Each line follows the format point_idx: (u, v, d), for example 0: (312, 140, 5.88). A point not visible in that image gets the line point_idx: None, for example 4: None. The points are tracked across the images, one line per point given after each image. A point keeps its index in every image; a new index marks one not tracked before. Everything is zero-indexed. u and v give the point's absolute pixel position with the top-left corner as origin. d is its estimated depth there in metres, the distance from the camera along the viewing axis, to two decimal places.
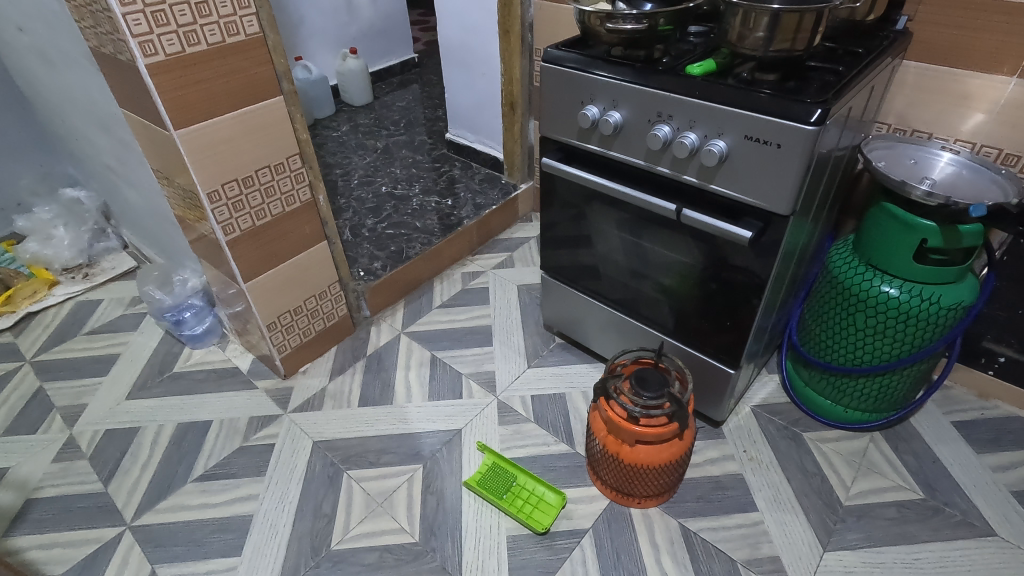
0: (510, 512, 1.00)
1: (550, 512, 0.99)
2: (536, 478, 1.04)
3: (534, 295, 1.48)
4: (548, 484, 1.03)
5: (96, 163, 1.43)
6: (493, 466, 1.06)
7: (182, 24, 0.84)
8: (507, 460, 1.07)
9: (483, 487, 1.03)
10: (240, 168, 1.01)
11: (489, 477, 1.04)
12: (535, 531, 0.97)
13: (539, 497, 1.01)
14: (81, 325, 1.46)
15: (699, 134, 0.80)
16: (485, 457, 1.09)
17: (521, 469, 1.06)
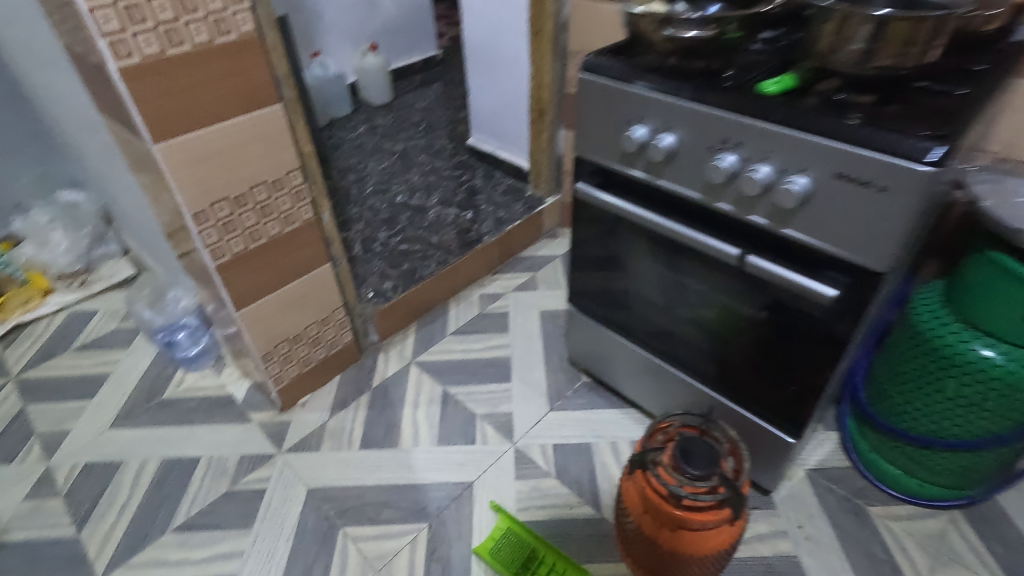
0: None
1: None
2: (555, 550, 0.91)
3: (558, 324, 1.35)
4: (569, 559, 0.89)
5: (91, 166, 1.33)
6: (505, 531, 0.93)
7: (163, 22, 0.72)
8: (521, 525, 0.94)
9: (494, 560, 0.90)
10: (232, 184, 0.89)
11: (501, 547, 0.91)
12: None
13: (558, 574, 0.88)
14: (72, 339, 1.36)
15: (775, 166, 0.65)
16: (496, 520, 0.95)
17: (537, 538, 0.92)
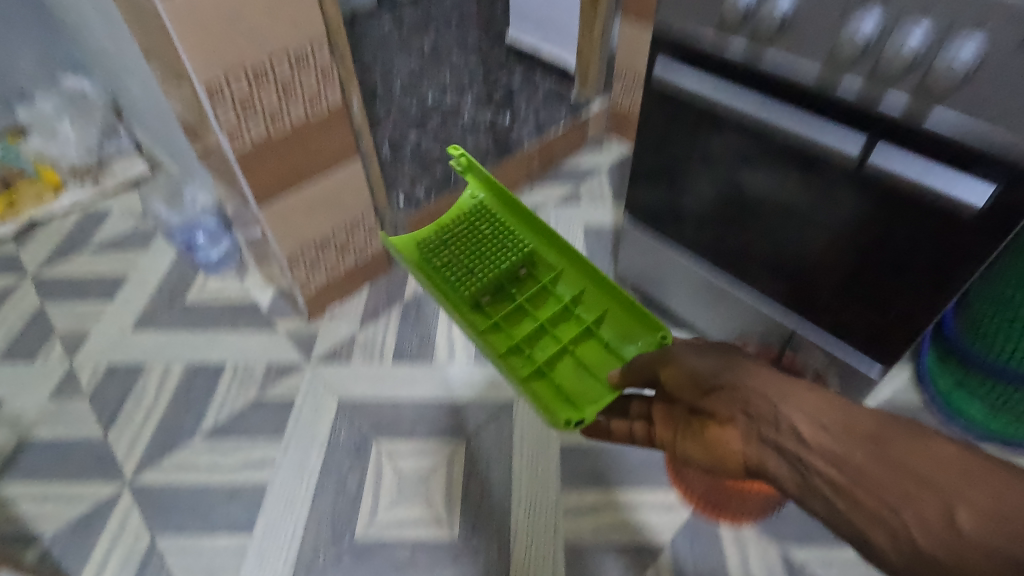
0: (484, 277, 0.90)
1: (607, 362, 0.82)
2: (551, 237, 0.94)
3: (604, 240, 1.24)
4: (598, 305, 0.89)
5: (97, 49, 1.20)
6: (479, 215, 1.00)
7: None
8: (512, 219, 0.99)
9: (451, 240, 0.96)
10: (251, 57, 0.75)
11: (464, 231, 0.97)
12: (571, 413, 0.74)
13: (573, 322, 0.88)
14: (88, 239, 1.29)
15: (932, 27, 0.50)
16: (472, 198, 1.02)
17: (523, 220, 0.97)
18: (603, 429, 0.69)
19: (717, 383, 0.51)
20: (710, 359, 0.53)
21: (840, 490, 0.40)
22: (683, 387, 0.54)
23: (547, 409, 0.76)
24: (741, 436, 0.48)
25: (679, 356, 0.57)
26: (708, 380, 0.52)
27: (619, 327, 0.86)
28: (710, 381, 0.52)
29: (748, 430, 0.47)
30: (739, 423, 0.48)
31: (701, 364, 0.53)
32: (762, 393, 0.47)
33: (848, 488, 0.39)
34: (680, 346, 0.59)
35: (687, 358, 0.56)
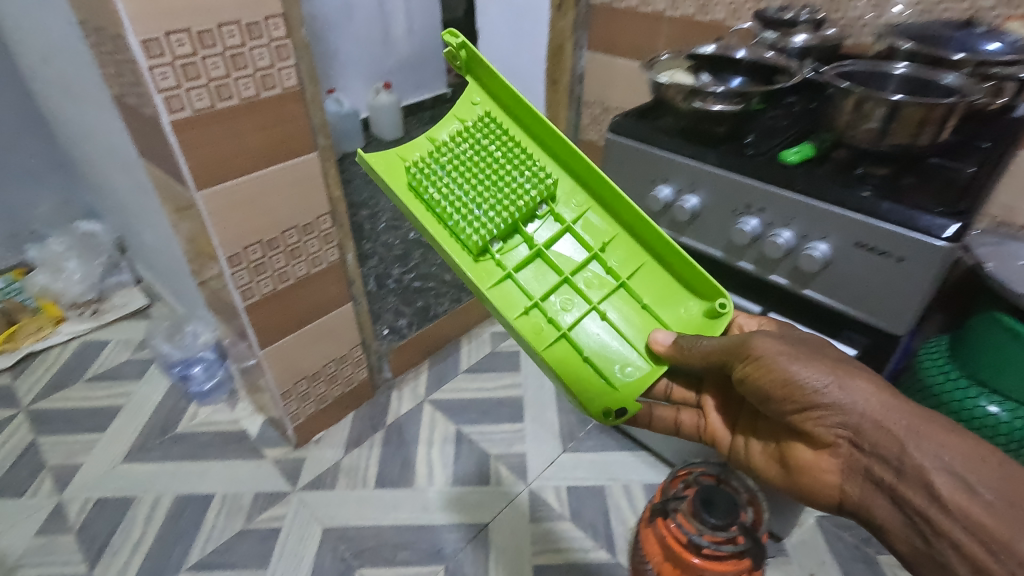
0: (497, 216, 0.66)
1: (638, 326, 0.67)
2: (574, 160, 0.66)
3: None
4: (637, 250, 0.69)
5: (116, 201, 1.35)
6: (484, 125, 0.69)
7: (214, 77, 0.76)
8: (527, 138, 0.70)
9: (447, 157, 0.68)
10: (266, 229, 0.93)
11: (466, 150, 0.68)
12: (604, 394, 0.63)
13: (601, 270, 0.69)
14: (84, 370, 1.36)
15: (795, 232, 0.69)
16: (475, 106, 0.71)
17: (550, 137, 0.66)
18: (643, 416, 0.74)
19: (830, 399, 0.53)
20: (823, 366, 0.54)
21: (922, 514, 0.47)
22: (789, 394, 0.55)
23: (576, 387, 0.63)
24: (841, 464, 0.54)
25: (779, 351, 0.56)
26: (810, 403, 0.54)
27: (660, 291, 0.68)
28: (817, 405, 0.54)
29: (851, 459, 0.53)
30: (848, 454, 0.53)
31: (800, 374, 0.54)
32: (884, 444, 0.50)
33: (924, 512, 0.47)
34: (766, 336, 0.57)
35: (788, 351, 0.55)
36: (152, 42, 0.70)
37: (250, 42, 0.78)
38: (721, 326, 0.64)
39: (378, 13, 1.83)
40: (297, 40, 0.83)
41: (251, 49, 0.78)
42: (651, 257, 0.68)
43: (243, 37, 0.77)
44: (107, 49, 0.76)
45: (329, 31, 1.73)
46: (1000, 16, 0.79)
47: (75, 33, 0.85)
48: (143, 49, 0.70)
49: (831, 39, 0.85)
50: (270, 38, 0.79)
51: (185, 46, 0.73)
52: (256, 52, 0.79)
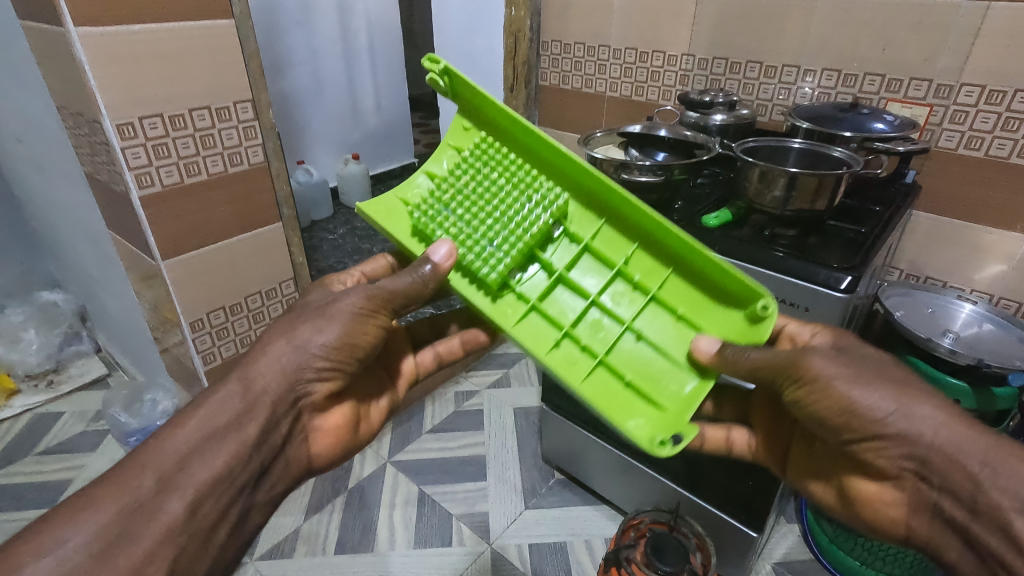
0: (510, 245, 0.58)
1: (675, 340, 0.58)
2: (584, 175, 0.57)
3: (532, 420, 1.40)
4: (666, 257, 0.59)
5: (80, 271, 1.37)
6: (481, 152, 0.61)
7: (184, 156, 0.82)
8: (528, 155, 0.61)
9: (449, 194, 0.61)
10: (229, 296, 0.97)
11: (467, 181, 0.61)
12: (649, 420, 0.54)
13: (628, 285, 0.60)
14: (35, 443, 1.32)
15: None
16: (469, 130, 0.63)
17: (550, 151, 0.57)
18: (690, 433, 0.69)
19: (893, 429, 0.47)
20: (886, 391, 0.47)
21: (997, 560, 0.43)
22: (847, 423, 0.49)
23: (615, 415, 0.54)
24: (906, 498, 0.49)
25: (834, 370, 0.49)
26: (870, 433, 0.48)
27: (697, 301, 0.58)
28: (878, 436, 0.48)
29: (919, 493, 0.48)
30: (915, 487, 0.48)
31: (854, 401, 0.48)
32: (955, 481, 0.44)
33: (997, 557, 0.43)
34: (815, 355, 0.50)
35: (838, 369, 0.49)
36: (125, 126, 0.75)
37: (219, 124, 0.84)
38: (767, 330, 0.53)
39: (348, 92, 1.95)
40: (264, 122, 0.90)
41: (219, 130, 0.85)
42: (683, 265, 0.58)
43: (214, 120, 0.84)
44: (82, 131, 0.81)
45: (300, 108, 1.83)
46: (881, 98, 0.94)
47: (51, 115, 0.90)
48: (116, 132, 0.75)
49: (745, 118, 0.97)
50: (239, 120, 0.86)
51: (158, 129, 0.79)
52: (224, 133, 0.85)
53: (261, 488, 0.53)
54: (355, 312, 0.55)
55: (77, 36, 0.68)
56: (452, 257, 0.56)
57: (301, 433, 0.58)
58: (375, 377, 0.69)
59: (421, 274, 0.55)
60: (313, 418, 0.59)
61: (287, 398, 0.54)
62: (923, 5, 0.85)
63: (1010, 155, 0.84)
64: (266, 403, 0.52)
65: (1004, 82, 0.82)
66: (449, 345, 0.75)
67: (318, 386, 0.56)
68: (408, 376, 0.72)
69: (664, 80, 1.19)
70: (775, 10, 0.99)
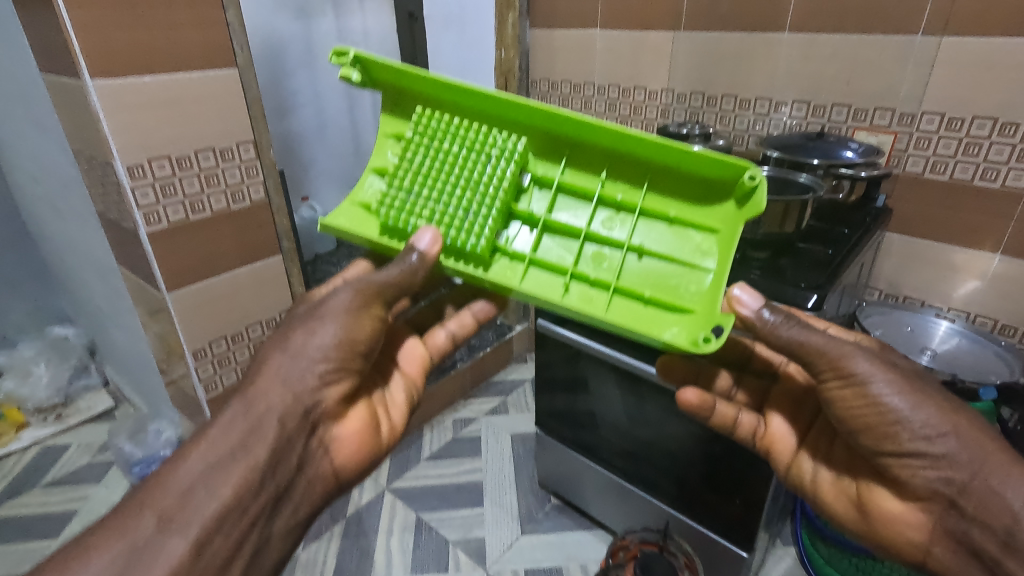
0: (484, 208, 0.62)
1: (677, 243, 0.60)
2: (528, 114, 0.60)
3: (529, 445, 1.42)
4: (636, 167, 0.61)
5: (90, 306, 1.42)
6: (426, 128, 0.66)
7: (190, 195, 0.88)
8: (473, 119, 0.65)
9: (406, 177, 0.65)
10: (231, 326, 1.01)
11: (423, 158, 0.65)
12: (684, 324, 0.56)
13: (612, 208, 0.62)
14: (42, 475, 1.34)
15: None
16: (411, 117, 0.69)
17: (488, 105, 0.62)
18: (711, 411, 0.66)
19: (934, 450, 0.50)
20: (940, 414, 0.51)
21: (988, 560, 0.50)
22: (892, 435, 0.51)
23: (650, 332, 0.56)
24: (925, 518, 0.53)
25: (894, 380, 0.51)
26: (910, 449, 0.51)
27: (676, 195, 0.59)
28: (917, 453, 0.51)
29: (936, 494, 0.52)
30: (943, 511, 0.52)
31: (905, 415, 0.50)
32: (995, 514, 0.48)
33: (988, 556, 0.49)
34: (869, 361, 0.51)
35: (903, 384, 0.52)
36: (136, 168, 0.81)
37: (223, 164, 0.90)
38: (760, 201, 0.51)
39: (350, 131, 2.04)
40: (265, 161, 0.96)
41: (223, 170, 0.90)
42: (652, 170, 0.60)
43: (218, 160, 0.89)
44: (96, 174, 0.87)
45: (304, 146, 1.91)
46: (848, 127, 0.99)
47: (67, 159, 0.97)
48: (128, 173, 0.81)
49: (721, 147, 1.01)
50: (242, 159, 0.92)
51: (166, 170, 0.84)
52: (228, 173, 0.91)
53: (291, 490, 0.56)
54: (349, 309, 0.59)
55: (94, 87, 0.74)
56: (439, 241, 0.60)
57: (320, 448, 0.59)
58: (386, 368, 0.72)
59: (403, 266, 0.59)
60: (333, 429, 0.61)
61: (299, 411, 0.56)
62: (881, 40, 0.90)
63: (973, 178, 0.88)
64: (272, 421, 0.55)
65: (962, 110, 0.86)
66: (462, 322, 0.79)
67: (330, 392, 0.59)
68: (422, 357, 0.75)
69: (646, 113, 1.25)
70: (745, 47, 1.05)
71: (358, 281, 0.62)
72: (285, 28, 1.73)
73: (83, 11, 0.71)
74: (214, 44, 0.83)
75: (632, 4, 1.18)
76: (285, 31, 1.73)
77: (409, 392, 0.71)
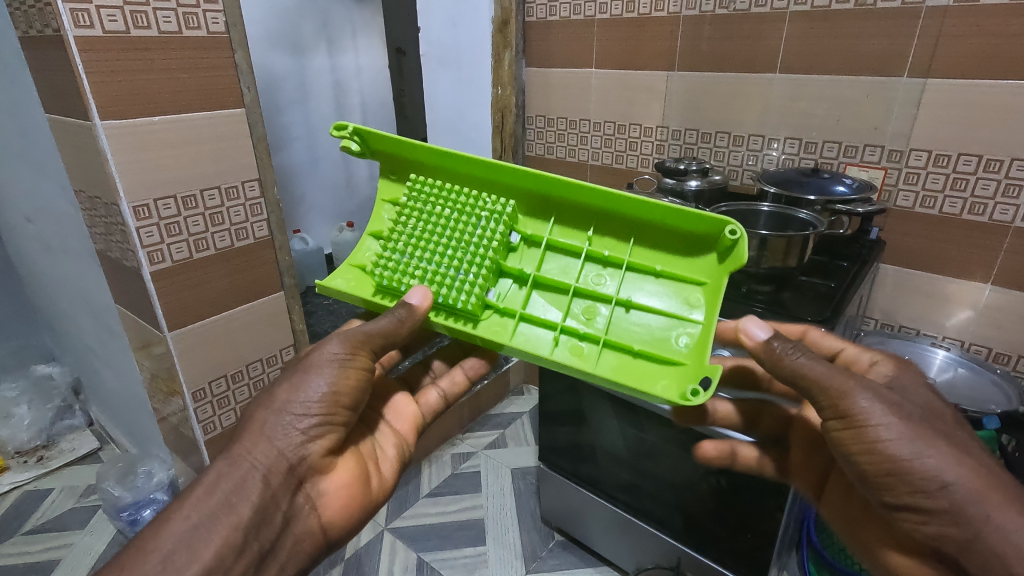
0: (474, 266, 0.62)
1: (664, 297, 0.61)
2: (515, 177, 0.62)
3: (529, 480, 1.40)
4: (622, 224, 0.62)
5: (79, 344, 1.39)
6: (419, 194, 0.67)
7: (194, 233, 0.87)
8: (463, 183, 0.67)
9: (399, 241, 0.66)
10: (230, 364, 0.99)
11: (415, 223, 0.66)
12: (673, 378, 0.56)
13: (601, 262, 0.63)
14: (22, 523, 1.29)
15: None
16: (404, 184, 0.71)
17: (478, 169, 0.64)
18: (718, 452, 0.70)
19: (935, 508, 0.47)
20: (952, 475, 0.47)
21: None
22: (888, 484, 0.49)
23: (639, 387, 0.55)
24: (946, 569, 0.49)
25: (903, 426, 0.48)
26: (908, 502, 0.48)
27: (662, 251, 0.61)
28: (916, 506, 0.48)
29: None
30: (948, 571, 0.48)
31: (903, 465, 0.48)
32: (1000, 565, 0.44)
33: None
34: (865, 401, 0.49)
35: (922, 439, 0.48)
36: (142, 208, 0.80)
37: (228, 202, 0.90)
38: (742, 253, 0.53)
39: (343, 164, 2.05)
40: (269, 199, 0.96)
41: (228, 208, 0.90)
42: (638, 226, 0.61)
43: (223, 198, 0.89)
44: (98, 214, 0.86)
45: (297, 180, 1.91)
46: (840, 163, 1.02)
47: (67, 198, 0.96)
48: (133, 213, 0.80)
49: (718, 183, 1.04)
50: (246, 198, 0.92)
51: (171, 210, 0.84)
52: (233, 211, 0.91)
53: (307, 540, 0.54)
54: (334, 360, 0.57)
55: (103, 127, 0.74)
56: (429, 297, 0.61)
57: (307, 503, 0.56)
58: (378, 424, 0.69)
59: (398, 318, 0.58)
60: (320, 484, 0.57)
61: (282, 466, 0.53)
62: (867, 81, 0.95)
63: (961, 212, 0.92)
64: (258, 477, 0.52)
65: (948, 147, 0.90)
66: (455, 379, 0.77)
67: (314, 447, 0.56)
68: (414, 414, 0.73)
69: (641, 149, 1.28)
70: (737, 87, 1.09)
71: (347, 330, 0.60)
72: (281, 65, 1.75)
73: (95, 54, 0.71)
74: (222, 85, 0.84)
75: (626, 45, 1.22)
76: (281, 68, 1.75)
77: (401, 448, 0.69)
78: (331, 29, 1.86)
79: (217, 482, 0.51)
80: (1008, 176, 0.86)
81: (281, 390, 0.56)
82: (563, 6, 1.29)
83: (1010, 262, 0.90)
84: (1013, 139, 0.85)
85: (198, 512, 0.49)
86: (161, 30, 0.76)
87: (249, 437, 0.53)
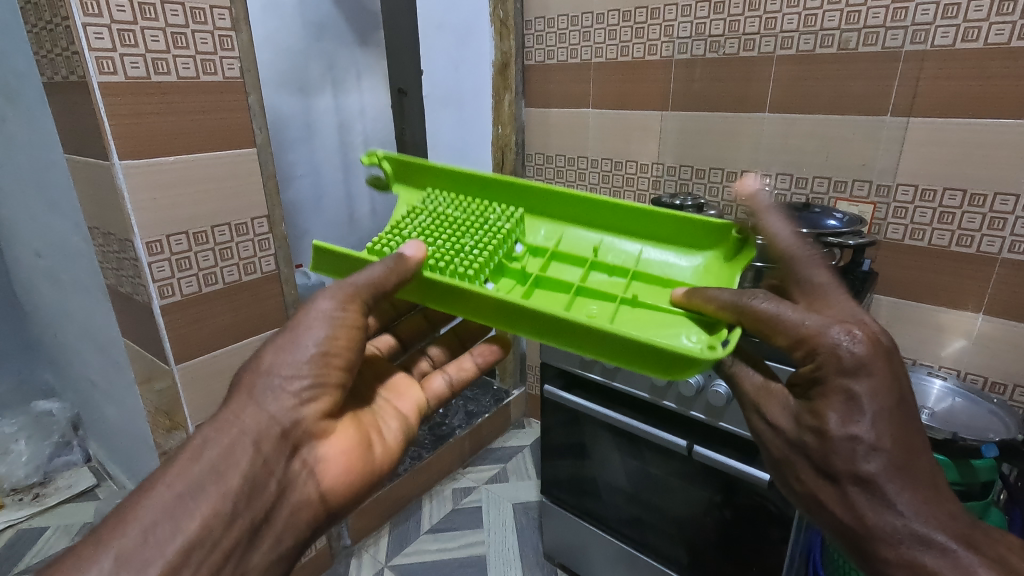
0: (480, 250, 0.63)
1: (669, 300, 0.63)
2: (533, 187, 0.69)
3: (531, 515, 1.38)
4: (626, 242, 0.69)
5: (81, 379, 1.39)
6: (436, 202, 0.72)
7: (204, 268, 0.89)
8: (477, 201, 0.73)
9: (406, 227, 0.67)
10: None
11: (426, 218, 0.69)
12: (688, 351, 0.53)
13: (606, 271, 0.66)
14: (14, 563, 1.26)
15: (702, 372, 0.84)
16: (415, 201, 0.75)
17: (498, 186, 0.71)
18: None
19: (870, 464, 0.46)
20: (882, 426, 0.46)
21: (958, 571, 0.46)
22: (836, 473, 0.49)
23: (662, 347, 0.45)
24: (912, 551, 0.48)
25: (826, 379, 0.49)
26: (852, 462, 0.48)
27: (665, 267, 0.66)
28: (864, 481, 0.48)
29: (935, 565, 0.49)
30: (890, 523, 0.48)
31: (829, 417, 0.48)
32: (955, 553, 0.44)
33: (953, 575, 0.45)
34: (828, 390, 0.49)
35: (850, 385, 0.48)
36: (154, 243, 0.83)
37: (238, 238, 0.93)
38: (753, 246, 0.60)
39: (346, 200, 2.10)
40: (277, 235, 0.99)
41: (237, 244, 0.93)
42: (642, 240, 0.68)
43: (233, 234, 0.92)
44: (111, 249, 0.89)
45: (300, 215, 1.95)
46: (831, 198, 1.05)
47: (80, 234, 0.99)
48: (146, 249, 0.82)
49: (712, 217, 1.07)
50: (255, 233, 0.95)
51: (183, 245, 0.86)
52: (242, 246, 0.94)
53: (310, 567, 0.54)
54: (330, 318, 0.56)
55: (121, 167, 0.77)
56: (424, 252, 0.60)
57: (304, 470, 0.52)
58: (377, 401, 0.67)
59: (387, 264, 0.57)
60: (317, 450, 0.54)
61: (274, 431, 0.51)
62: (854, 120, 0.98)
63: (950, 244, 0.95)
64: (247, 444, 0.49)
65: (934, 182, 0.94)
66: (460, 366, 0.75)
67: (309, 410, 0.53)
68: (417, 396, 0.71)
69: (639, 185, 1.32)
70: (728, 126, 1.14)
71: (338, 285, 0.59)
72: (288, 106, 1.81)
73: (117, 99, 0.75)
74: (236, 126, 0.87)
75: (622, 87, 1.28)
76: (287, 108, 1.81)
77: (403, 425, 0.65)
78: (336, 72, 1.93)
79: (202, 446, 0.48)
80: (993, 210, 0.90)
81: (269, 353, 0.54)
82: (560, 50, 1.35)
83: (1000, 292, 0.93)
84: (995, 174, 0.88)
85: (188, 480, 0.46)
86: (180, 75, 0.80)
87: (237, 403, 0.51)
